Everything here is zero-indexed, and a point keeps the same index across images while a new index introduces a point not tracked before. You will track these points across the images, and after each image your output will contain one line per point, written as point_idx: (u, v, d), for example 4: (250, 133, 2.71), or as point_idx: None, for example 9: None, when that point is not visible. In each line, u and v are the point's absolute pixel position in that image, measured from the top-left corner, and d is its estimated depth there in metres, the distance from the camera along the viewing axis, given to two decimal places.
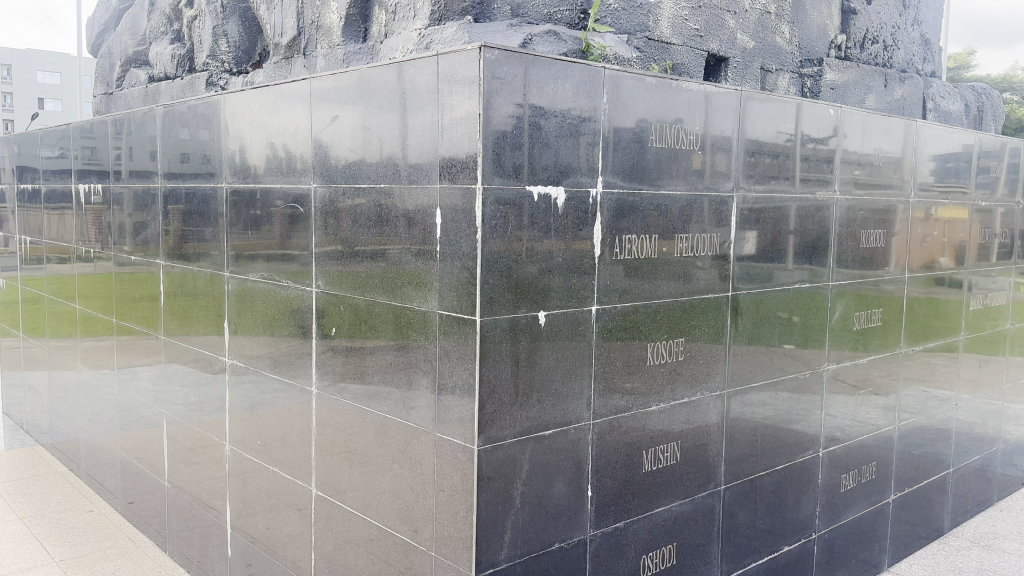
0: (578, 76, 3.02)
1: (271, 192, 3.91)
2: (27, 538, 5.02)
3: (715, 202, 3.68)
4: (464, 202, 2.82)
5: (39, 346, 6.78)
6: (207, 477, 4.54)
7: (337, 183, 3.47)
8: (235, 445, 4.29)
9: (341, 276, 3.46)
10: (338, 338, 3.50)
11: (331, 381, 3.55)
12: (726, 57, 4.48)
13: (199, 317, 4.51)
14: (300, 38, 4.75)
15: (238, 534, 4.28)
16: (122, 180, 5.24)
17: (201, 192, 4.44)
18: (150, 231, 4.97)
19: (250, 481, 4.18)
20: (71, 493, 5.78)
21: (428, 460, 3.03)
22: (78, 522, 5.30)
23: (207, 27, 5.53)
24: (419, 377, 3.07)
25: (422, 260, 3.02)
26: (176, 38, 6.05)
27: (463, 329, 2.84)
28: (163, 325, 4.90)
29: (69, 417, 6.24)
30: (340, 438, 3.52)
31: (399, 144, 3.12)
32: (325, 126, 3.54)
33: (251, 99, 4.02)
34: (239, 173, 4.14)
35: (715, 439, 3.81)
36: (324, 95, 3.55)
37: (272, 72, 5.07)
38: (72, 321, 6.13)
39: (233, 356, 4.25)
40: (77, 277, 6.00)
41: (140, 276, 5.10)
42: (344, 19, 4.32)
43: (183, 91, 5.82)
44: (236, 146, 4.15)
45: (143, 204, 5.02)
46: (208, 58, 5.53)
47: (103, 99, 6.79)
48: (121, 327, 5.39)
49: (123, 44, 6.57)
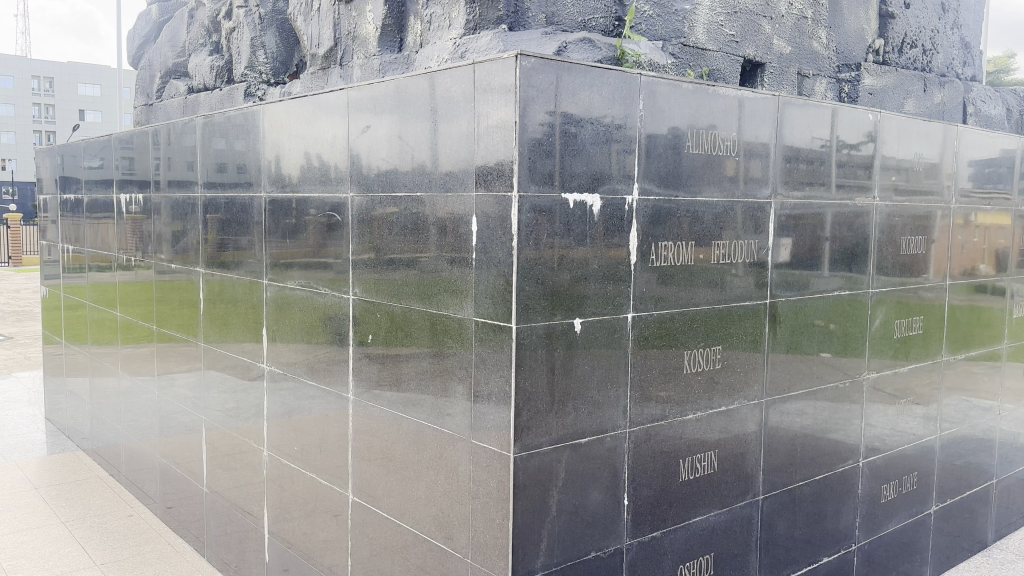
0: (613, 82, 3.02)
1: (308, 201, 3.95)
2: (68, 542, 5.11)
3: (752, 209, 3.65)
4: (499, 209, 2.82)
5: (81, 353, 6.91)
6: (245, 482, 4.59)
7: (372, 192, 3.50)
8: (272, 451, 4.33)
9: (377, 284, 3.48)
10: (374, 345, 3.53)
11: (366, 388, 3.58)
12: (762, 62, 4.45)
13: (238, 324, 4.56)
14: (337, 48, 4.81)
15: (276, 539, 4.32)
16: (163, 190, 5.33)
17: (239, 201, 4.50)
18: (189, 240, 5.04)
19: (286, 486, 4.22)
20: (111, 498, 5.87)
21: (464, 468, 3.03)
22: (118, 526, 5.39)
23: (244, 38, 5.62)
24: (455, 384, 3.08)
25: (457, 267, 3.03)
26: (215, 49, 6.15)
27: (499, 336, 2.85)
28: (202, 332, 4.96)
29: (110, 422, 6.35)
30: (377, 444, 3.53)
31: (436, 152, 3.14)
32: (361, 136, 3.57)
33: (289, 110, 4.07)
34: (277, 182, 4.19)
35: (753, 449, 3.77)
36: (360, 105, 3.58)
37: (310, 82, 5.13)
38: (112, 328, 6.24)
39: (270, 363, 4.29)
40: (118, 285, 6.10)
41: (180, 284, 5.17)
42: (380, 29, 4.37)
43: (221, 102, 5.91)
44: (274, 155, 4.20)
45: (182, 213, 5.10)
46: (246, 69, 5.59)
47: (143, 110, 6.92)
48: (162, 334, 5.47)
49: (163, 56, 6.70)
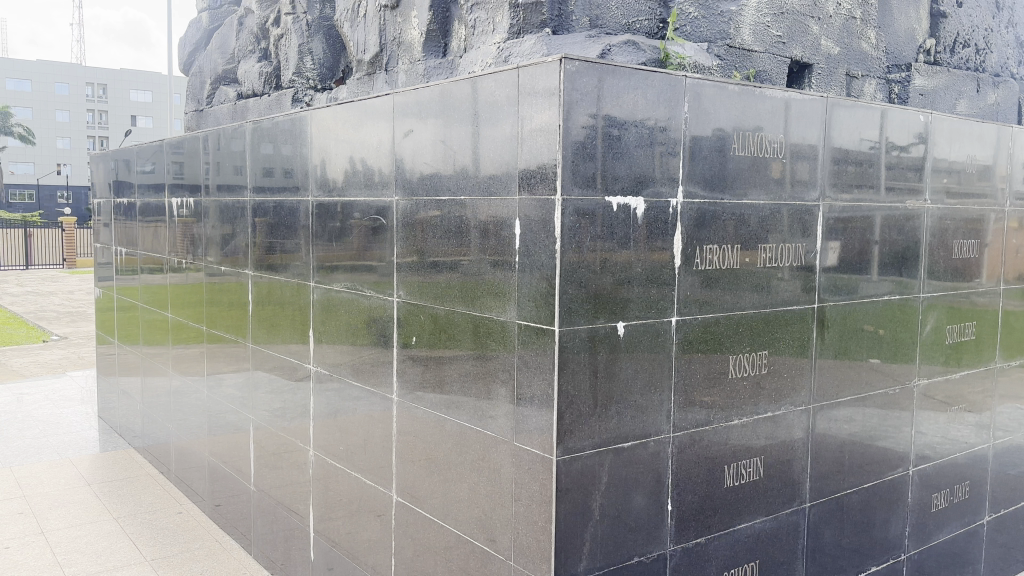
0: (658, 84, 3.00)
1: (354, 205, 4.00)
2: (121, 537, 5.24)
3: (800, 212, 3.61)
4: (542, 212, 2.83)
5: (134, 353, 7.09)
6: (291, 482, 4.66)
7: (417, 196, 3.53)
8: (317, 450, 4.40)
9: (421, 286, 3.52)
10: (418, 347, 3.56)
11: (410, 389, 3.61)
12: (809, 63, 4.39)
13: (286, 325, 4.64)
14: (383, 54, 4.86)
15: (321, 538, 4.38)
16: (213, 194, 5.44)
17: (287, 205, 4.58)
18: (238, 242, 5.14)
19: (331, 486, 4.28)
20: (162, 495, 6.01)
21: (507, 471, 3.04)
22: (168, 523, 5.51)
23: (292, 45, 5.74)
24: (498, 386, 3.09)
25: (501, 270, 3.05)
26: (263, 56, 6.27)
27: (542, 339, 2.85)
28: (251, 333, 5.05)
29: (161, 421, 6.50)
30: (420, 446, 3.56)
31: (479, 155, 3.15)
32: (406, 140, 3.61)
33: (336, 115, 4.13)
34: (324, 187, 4.25)
35: (800, 456, 3.71)
36: (406, 109, 3.61)
37: (356, 88, 5.21)
38: (164, 328, 6.38)
39: (317, 364, 4.36)
40: (170, 286, 6.25)
41: (229, 286, 5.28)
42: (425, 34, 4.42)
43: (270, 108, 6.04)
44: (321, 160, 4.26)
45: (231, 217, 5.20)
46: (293, 75, 5.70)
47: (194, 115, 7.09)
48: (212, 335, 5.58)
49: (214, 63, 6.85)
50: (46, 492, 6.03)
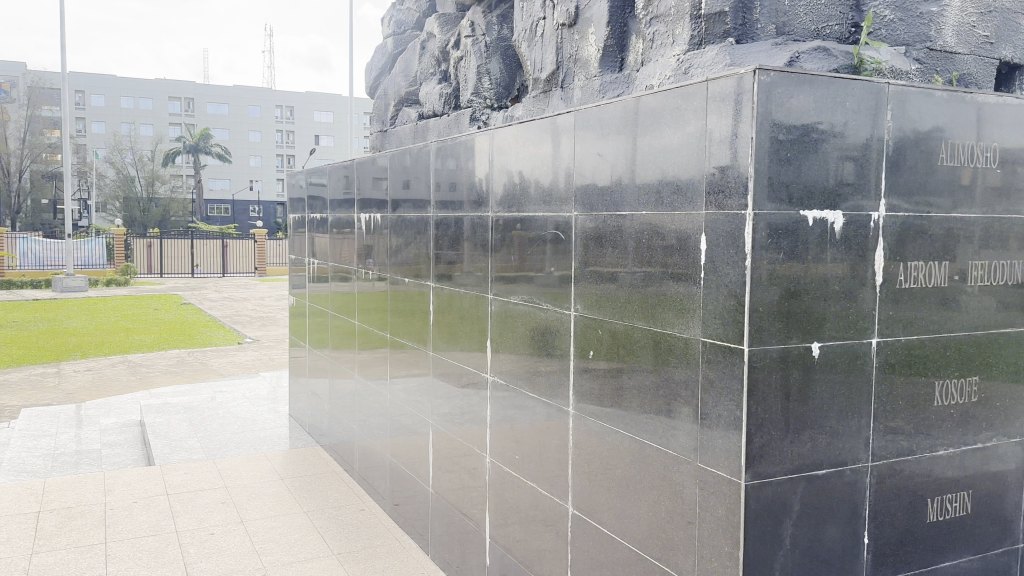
0: (859, 93, 2.85)
1: (534, 219, 4.08)
2: (310, 530, 5.61)
3: (1015, 226, 3.31)
4: (733, 227, 2.75)
5: (322, 356, 7.60)
6: (467, 486, 4.80)
7: (598, 210, 3.54)
8: (493, 458, 4.51)
9: (601, 300, 3.52)
10: (596, 361, 3.57)
11: (588, 403, 3.63)
12: (1020, 64, 4.02)
13: (465, 335, 4.79)
14: (559, 71, 4.96)
15: (496, 544, 4.48)
16: (399, 209, 5.73)
17: (469, 220, 4.74)
18: (422, 255, 5.37)
19: (507, 494, 4.37)
20: (346, 492, 6.38)
21: (690, 491, 2.98)
22: (352, 519, 5.84)
23: (471, 66, 5.98)
24: (681, 405, 3.03)
25: (685, 286, 3.00)
26: (443, 77, 6.58)
27: (730, 358, 2.77)
28: (431, 341, 5.26)
29: (346, 421, 6.91)
30: (597, 460, 3.57)
31: (664, 170, 3.11)
32: (588, 156, 3.62)
33: (516, 133, 4.23)
34: (505, 203, 4.35)
35: (1013, 492, 3.39)
36: (587, 124, 3.62)
37: (531, 105, 5.34)
38: (350, 334, 6.79)
39: (495, 374, 4.46)
40: (357, 295, 6.64)
41: (412, 295, 5.53)
42: (602, 50, 4.48)
43: (449, 127, 6.31)
44: (502, 176, 4.37)
45: (416, 231, 5.46)
46: (472, 95, 5.96)
47: (378, 136, 7.55)
48: (395, 342, 5.87)
49: (397, 85, 7.25)
50: (246, 483, 6.58)
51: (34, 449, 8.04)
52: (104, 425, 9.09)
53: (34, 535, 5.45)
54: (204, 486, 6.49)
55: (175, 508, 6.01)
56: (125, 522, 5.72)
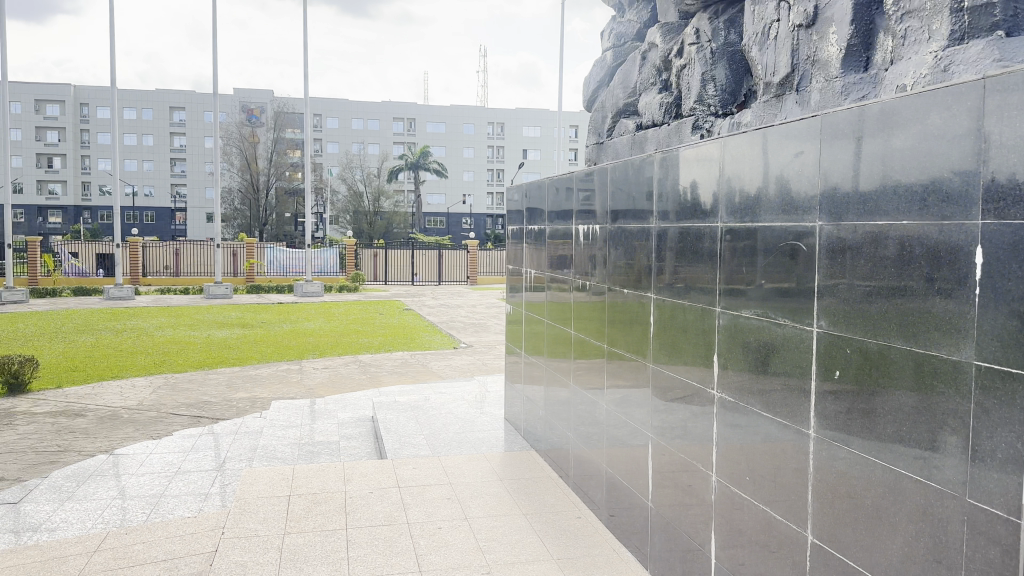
0: None
1: (770, 229, 3.89)
2: (530, 533, 5.75)
3: None
4: (1014, 240, 2.51)
5: (539, 364, 7.78)
6: (690, 503, 4.69)
7: (848, 220, 3.31)
8: (719, 476, 4.37)
9: (849, 317, 3.30)
10: (843, 382, 3.34)
11: (832, 425, 3.42)
12: None
13: (689, 349, 4.67)
14: (794, 74, 4.73)
15: (721, 565, 4.33)
16: (620, 220, 5.72)
17: (698, 230, 4.60)
18: (643, 265, 5.30)
19: (734, 515, 4.21)
20: (562, 499, 6.49)
21: (958, 530, 2.71)
22: (570, 526, 5.92)
23: (694, 74, 5.86)
24: (947, 434, 2.77)
25: (954, 304, 2.75)
26: (664, 87, 6.53)
27: (1009, 383, 2.53)
28: (651, 354, 5.18)
29: (562, 429, 7.02)
30: (843, 488, 3.34)
31: (933, 176, 2.85)
32: (838, 161, 3.38)
33: (752, 140, 4.07)
34: (738, 212, 4.18)
35: None
36: (837, 128, 3.39)
37: (762, 111, 5.13)
38: (567, 343, 6.89)
39: (723, 390, 4.31)
40: (574, 305, 6.73)
41: (632, 307, 5.49)
42: (843, 51, 4.21)
43: (669, 137, 6.23)
44: (736, 184, 4.21)
45: (638, 241, 5.40)
46: (694, 104, 5.83)
47: (595, 148, 7.65)
48: (613, 353, 5.86)
49: (615, 97, 7.27)
50: (468, 482, 6.88)
51: (284, 437, 8.94)
52: (341, 418, 9.91)
53: (288, 516, 6.03)
54: (431, 481, 6.87)
55: (405, 500, 6.41)
56: (363, 510, 6.18)
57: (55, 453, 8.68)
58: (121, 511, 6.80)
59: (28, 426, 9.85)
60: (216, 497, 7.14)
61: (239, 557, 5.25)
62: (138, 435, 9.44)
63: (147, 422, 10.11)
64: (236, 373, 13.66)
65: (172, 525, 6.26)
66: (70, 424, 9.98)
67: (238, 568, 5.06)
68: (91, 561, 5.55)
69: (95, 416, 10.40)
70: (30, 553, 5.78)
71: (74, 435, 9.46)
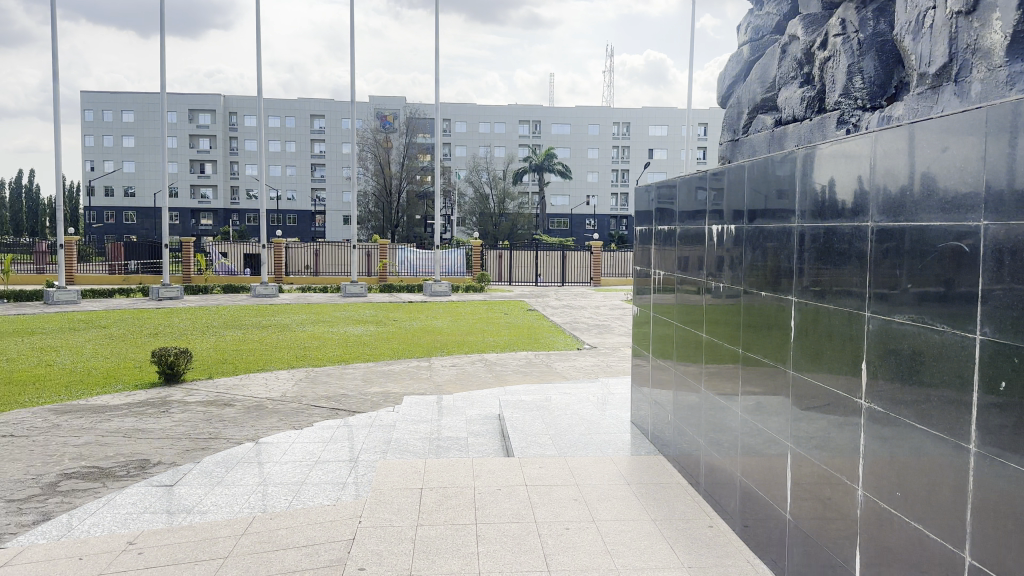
0: None
1: (924, 229, 3.64)
2: (660, 539, 5.67)
3: None
4: None
5: (667, 368, 7.66)
6: (831, 517, 4.48)
7: (1017, 220, 3.05)
8: (865, 490, 4.15)
9: (1017, 324, 3.05)
10: (1010, 394, 3.09)
11: (996, 441, 3.18)
12: None
13: (833, 355, 4.46)
14: (953, 64, 4.43)
15: None
16: (756, 220, 5.52)
17: (842, 230, 4.37)
18: (783, 268, 5.09)
19: (881, 531, 3.99)
20: (692, 506, 6.36)
21: None
22: (701, 534, 5.79)
23: (840, 67, 5.63)
24: None
25: None
26: (806, 80, 6.28)
27: None
28: (791, 360, 4.98)
29: (692, 434, 6.88)
30: (1009, 509, 3.10)
31: None
32: (1005, 157, 3.12)
33: (903, 135, 3.82)
34: (888, 211, 3.93)
35: None
36: (1004, 121, 3.13)
37: (916, 104, 4.83)
38: (698, 346, 6.74)
39: (870, 400, 4.08)
40: (706, 308, 6.57)
41: (769, 310, 5.30)
42: (1009, 38, 3.96)
43: (812, 132, 6.06)
44: (886, 181, 3.96)
45: (776, 242, 5.19)
46: (841, 97, 5.62)
47: (729, 145, 7.46)
48: (748, 358, 5.68)
49: (753, 92, 7.07)
50: (595, 484, 6.86)
51: (415, 432, 9.21)
52: (469, 415, 10.11)
53: (420, 509, 6.21)
54: (558, 481, 6.90)
55: (533, 499, 6.46)
56: (492, 506, 6.28)
57: (207, 440, 9.31)
58: (266, 497, 7.20)
59: (183, 414, 10.61)
60: (352, 487, 7.44)
61: (375, 546, 5.44)
62: (280, 426, 9.98)
63: (289, 413, 10.67)
64: (369, 369, 14.19)
65: (312, 512, 6.58)
66: (220, 413, 10.67)
67: (374, 557, 5.24)
68: (240, 543, 5.91)
69: (242, 406, 11.08)
70: (186, 532, 6.22)
71: (224, 423, 10.11)
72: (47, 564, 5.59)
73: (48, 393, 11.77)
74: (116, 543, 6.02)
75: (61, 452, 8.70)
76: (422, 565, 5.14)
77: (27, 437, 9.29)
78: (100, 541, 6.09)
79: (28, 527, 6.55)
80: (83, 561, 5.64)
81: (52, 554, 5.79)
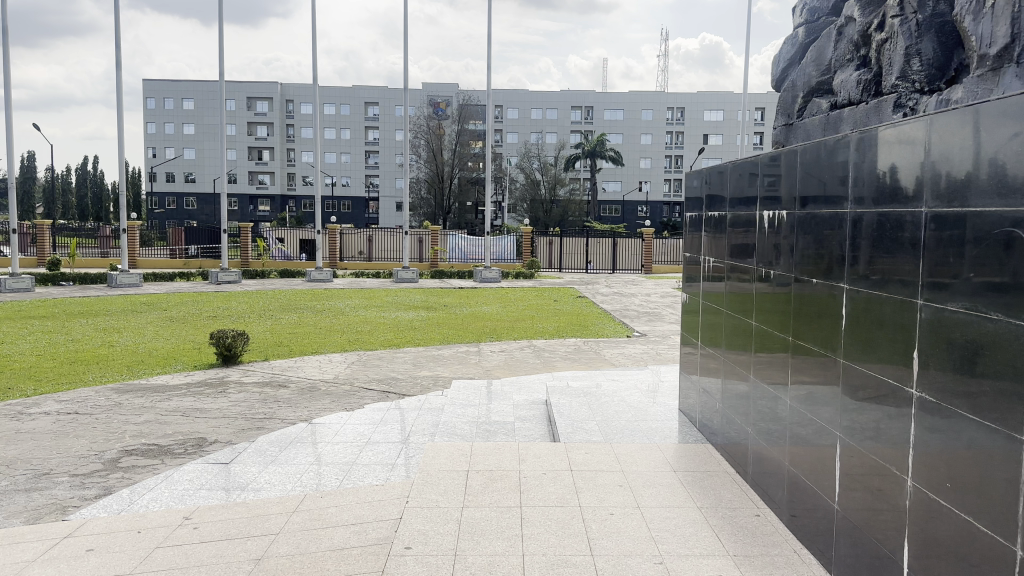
0: None
1: (983, 215, 3.56)
2: (705, 526, 5.64)
3: None
4: None
5: (715, 356, 7.62)
6: (880, 509, 4.42)
7: None
8: (915, 482, 4.07)
9: None
10: None
11: None
12: None
13: (884, 343, 4.39)
14: (1015, 45, 4.30)
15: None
16: (809, 207, 5.45)
17: (896, 217, 4.29)
18: (836, 256, 5.00)
19: (931, 524, 3.92)
20: (740, 495, 6.33)
21: None
22: (748, 523, 5.76)
23: (898, 49, 5.48)
24: None
25: None
26: (862, 63, 6.15)
27: None
28: (842, 348, 4.91)
29: (741, 423, 6.83)
30: None
31: None
32: None
33: (963, 118, 3.74)
34: (945, 198, 3.86)
35: None
36: None
37: (975, 87, 4.70)
38: (748, 334, 6.68)
39: (923, 390, 4.00)
40: (756, 295, 6.51)
41: (820, 298, 5.23)
42: None
43: (867, 115, 5.95)
44: (943, 166, 3.88)
45: (828, 228, 5.13)
46: (897, 80, 5.48)
47: (783, 130, 7.32)
48: (798, 346, 5.62)
49: (807, 76, 6.91)
50: (642, 471, 6.84)
51: (464, 416, 9.32)
52: (516, 400, 10.18)
53: (466, 490, 6.30)
54: (603, 467, 6.91)
55: (578, 484, 6.49)
56: (536, 490, 6.33)
57: (262, 420, 9.57)
58: (318, 476, 7.37)
59: (240, 394, 10.90)
60: (400, 468, 7.57)
61: (421, 526, 5.54)
62: (333, 407, 10.20)
63: (342, 395, 10.90)
64: (420, 353, 14.37)
65: (362, 491, 6.74)
66: (275, 394, 10.93)
67: (420, 537, 5.34)
68: (290, 520, 6.07)
69: (296, 388, 11.31)
70: (239, 508, 6.42)
71: (278, 404, 10.36)
72: (108, 537, 5.84)
73: (112, 372, 12.23)
74: (172, 518, 6.24)
75: (123, 430, 9.01)
76: (466, 546, 5.22)
77: (91, 415, 9.65)
78: (157, 515, 6.32)
79: (91, 500, 6.84)
80: (142, 534, 5.88)
81: (111, 527, 6.04)
